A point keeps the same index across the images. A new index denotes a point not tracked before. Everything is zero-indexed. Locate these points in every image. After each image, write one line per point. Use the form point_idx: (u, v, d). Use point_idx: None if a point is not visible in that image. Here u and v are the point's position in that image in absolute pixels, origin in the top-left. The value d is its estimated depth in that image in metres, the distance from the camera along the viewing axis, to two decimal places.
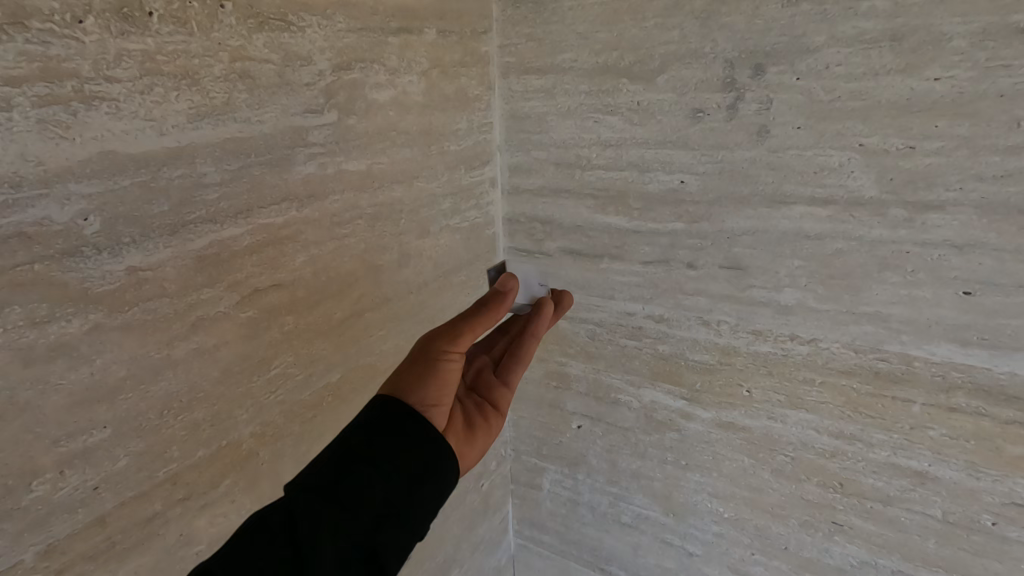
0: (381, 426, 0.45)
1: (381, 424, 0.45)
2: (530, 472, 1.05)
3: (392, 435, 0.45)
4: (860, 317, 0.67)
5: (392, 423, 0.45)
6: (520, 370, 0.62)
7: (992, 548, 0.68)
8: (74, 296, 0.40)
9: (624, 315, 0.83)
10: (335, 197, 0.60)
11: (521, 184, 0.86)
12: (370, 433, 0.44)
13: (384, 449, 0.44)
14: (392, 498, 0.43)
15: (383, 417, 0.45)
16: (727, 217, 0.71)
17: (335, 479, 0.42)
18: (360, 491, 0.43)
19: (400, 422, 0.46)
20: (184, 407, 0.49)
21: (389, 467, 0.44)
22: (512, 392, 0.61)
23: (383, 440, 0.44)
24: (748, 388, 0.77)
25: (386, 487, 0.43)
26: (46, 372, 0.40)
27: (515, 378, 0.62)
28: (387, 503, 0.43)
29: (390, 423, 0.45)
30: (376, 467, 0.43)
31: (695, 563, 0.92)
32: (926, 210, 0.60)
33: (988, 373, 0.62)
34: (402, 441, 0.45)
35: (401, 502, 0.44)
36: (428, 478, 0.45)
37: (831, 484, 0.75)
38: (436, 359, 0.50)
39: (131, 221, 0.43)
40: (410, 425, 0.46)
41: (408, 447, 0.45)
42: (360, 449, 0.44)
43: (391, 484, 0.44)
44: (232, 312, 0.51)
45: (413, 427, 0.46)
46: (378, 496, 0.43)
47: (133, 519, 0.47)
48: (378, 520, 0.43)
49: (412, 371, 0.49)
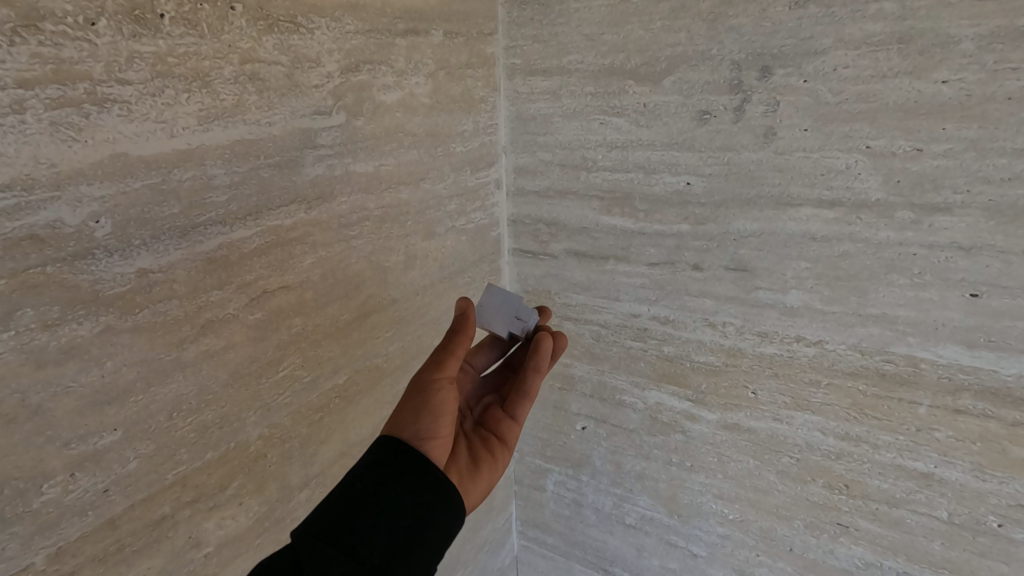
0: (381, 464, 0.45)
1: (381, 461, 0.46)
2: (534, 473, 1.05)
3: (392, 469, 0.45)
4: (866, 319, 0.67)
5: (390, 457, 0.46)
6: (525, 402, 0.61)
7: (998, 550, 0.69)
8: (86, 298, 0.40)
9: (629, 316, 0.83)
10: (343, 198, 0.60)
11: (526, 185, 0.86)
12: (370, 471, 0.45)
13: (385, 484, 0.44)
14: (397, 533, 0.43)
15: (383, 454, 0.46)
16: (733, 219, 0.71)
17: (339, 517, 0.42)
18: (365, 526, 0.42)
19: (398, 456, 0.46)
20: (194, 410, 0.49)
21: (391, 500, 0.44)
22: (518, 426, 0.60)
23: (383, 475, 0.45)
24: (753, 389, 0.77)
25: (391, 521, 0.43)
26: (58, 375, 0.40)
27: (521, 411, 0.61)
28: (393, 538, 0.42)
29: (389, 458, 0.46)
30: (378, 500, 0.43)
31: (700, 564, 0.92)
32: (933, 212, 0.60)
33: (995, 375, 0.62)
34: (402, 474, 0.45)
35: (408, 537, 0.43)
36: (432, 510, 0.45)
37: (837, 485, 0.75)
38: (426, 391, 0.50)
39: (142, 223, 0.43)
40: (408, 457, 0.46)
41: (409, 480, 0.45)
42: (361, 486, 0.44)
43: (396, 517, 0.43)
44: (241, 314, 0.51)
45: (412, 459, 0.46)
46: (384, 531, 0.42)
47: (142, 521, 0.47)
48: (386, 557, 0.42)
49: (406, 406, 0.50)
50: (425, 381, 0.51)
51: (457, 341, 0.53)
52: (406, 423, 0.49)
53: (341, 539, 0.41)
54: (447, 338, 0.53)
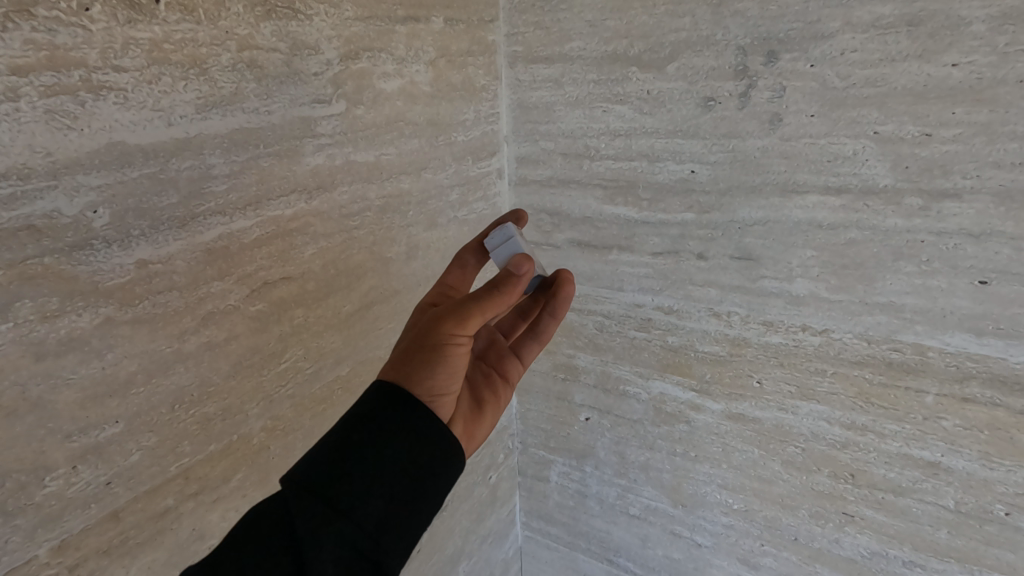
0: (383, 420, 0.42)
1: (382, 417, 0.43)
2: (538, 464, 1.05)
3: (392, 431, 0.42)
4: (873, 307, 0.66)
5: (392, 416, 0.43)
6: (536, 348, 0.64)
7: (1005, 539, 0.68)
8: (85, 289, 0.40)
9: (633, 307, 0.82)
10: (344, 188, 0.60)
11: (528, 175, 0.85)
12: (366, 426, 0.42)
13: (382, 444, 0.41)
14: (391, 497, 0.40)
15: (382, 408, 0.43)
16: (738, 207, 0.70)
17: (330, 474, 0.40)
18: (358, 488, 0.40)
19: (401, 415, 0.43)
20: (195, 402, 0.48)
21: (387, 462, 0.41)
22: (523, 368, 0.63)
23: (380, 434, 0.42)
24: (759, 378, 0.76)
25: (386, 484, 0.41)
26: (57, 367, 0.39)
27: (529, 354, 0.64)
28: (387, 501, 0.40)
29: (388, 415, 0.43)
30: (373, 461, 0.41)
31: (705, 554, 0.92)
32: (941, 198, 0.59)
33: (1003, 363, 0.62)
34: (402, 435, 0.42)
35: (407, 499, 0.41)
36: (430, 474, 0.43)
37: (842, 475, 0.75)
38: (451, 348, 0.46)
39: (141, 214, 0.42)
40: (411, 415, 0.43)
41: (408, 443, 0.42)
42: (357, 443, 0.41)
43: (391, 479, 0.41)
44: (242, 305, 0.51)
45: (414, 420, 0.43)
46: (378, 494, 0.40)
47: (146, 514, 0.47)
48: (380, 521, 0.40)
49: (425, 356, 0.46)
50: (449, 332, 0.46)
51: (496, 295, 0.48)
52: (421, 378, 0.45)
53: (332, 498, 0.39)
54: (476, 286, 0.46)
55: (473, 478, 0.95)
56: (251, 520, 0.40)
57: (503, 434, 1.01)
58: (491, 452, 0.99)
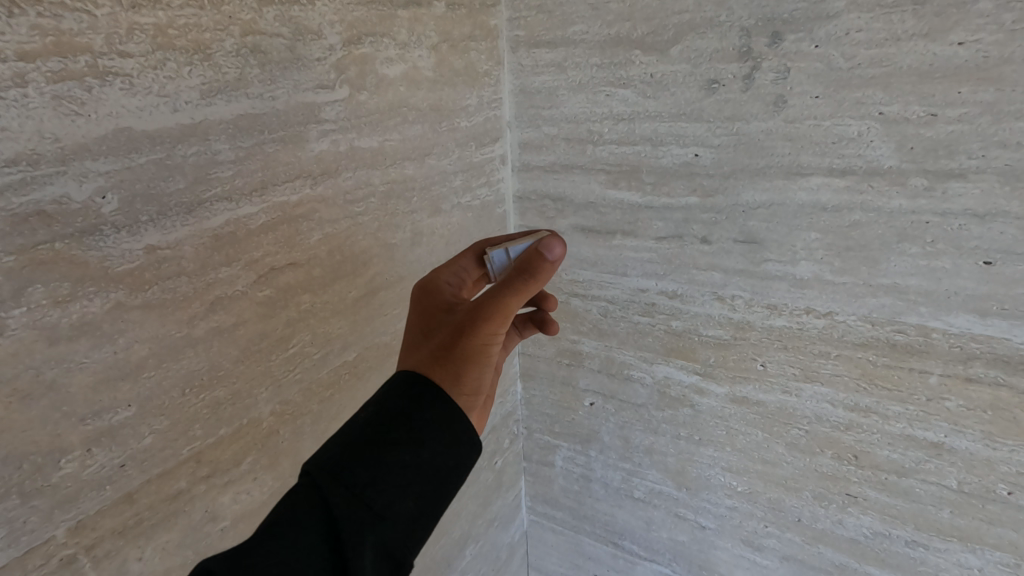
0: (417, 420, 0.42)
1: (417, 417, 0.43)
2: (543, 450, 1.06)
3: (428, 431, 0.42)
4: (877, 289, 0.66)
5: (428, 416, 0.43)
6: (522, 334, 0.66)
7: (1008, 518, 0.68)
8: (95, 275, 0.40)
9: (637, 292, 0.83)
10: (348, 174, 0.60)
11: (531, 161, 0.85)
12: (404, 426, 0.42)
13: (418, 445, 0.42)
14: (425, 497, 0.42)
15: (417, 405, 0.43)
16: (741, 190, 0.70)
17: (370, 473, 0.40)
18: (395, 488, 0.40)
19: (438, 416, 0.43)
20: (206, 386, 0.49)
21: (424, 462, 0.42)
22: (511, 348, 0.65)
23: (418, 432, 0.42)
24: (762, 361, 0.77)
25: (421, 484, 0.41)
26: (70, 351, 0.40)
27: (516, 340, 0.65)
28: (421, 501, 0.41)
29: (424, 414, 0.43)
30: (411, 461, 0.41)
31: (708, 536, 0.93)
32: (947, 178, 0.59)
33: (1007, 343, 0.62)
34: (438, 435, 0.42)
35: (435, 497, 0.42)
36: (459, 473, 0.44)
37: (846, 456, 0.75)
38: (490, 347, 0.47)
39: (148, 199, 0.42)
40: (448, 415, 0.44)
41: (444, 444, 0.43)
42: (393, 442, 0.41)
43: (425, 479, 0.42)
44: (249, 291, 0.51)
45: (450, 419, 0.44)
46: (412, 495, 0.41)
47: (159, 496, 0.47)
48: (412, 520, 0.41)
49: (465, 358, 0.46)
50: (489, 331, 0.47)
51: (528, 283, 0.48)
52: (462, 380, 0.46)
53: (368, 499, 0.40)
54: (517, 277, 0.48)
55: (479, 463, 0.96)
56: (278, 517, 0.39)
57: (508, 419, 1.02)
58: (496, 436, 1.00)
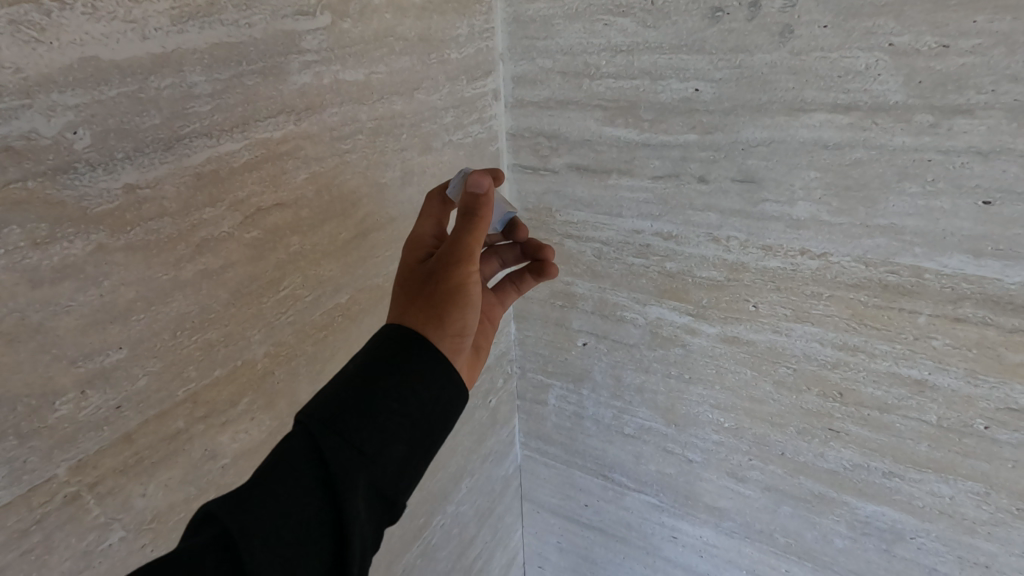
0: (406, 366, 0.44)
1: (406, 364, 0.44)
2: (536, 388, 1.08)
3: (415, 378, 0.43)
4: (874, 230, 0.66)
5: (417, 362, 0.44)
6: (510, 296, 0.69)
7: (983, 450, 0.71)
8: (73, 215, 0.39)
9: (632, 233, 0.82)
10: (333, 109, 0.57)
11: (525, 97, 0.82)
12: (393, 372, 0.43)
13: (408, 389, 0.43)
14: (415, 440, 0.43)
15: (406, 352, 0.44)
16: (742, 127, 0.68)
17: (359, 419, 0.41)
18: (386, 433, 0.41)
19: (426, 360, 0.44)
20: (197, 328, 0.49)
21: (414, 406, 0.43)
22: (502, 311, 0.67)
23: (407, 379, 0.43)
24: (755, 302, 0.77)
25: (411, 428, 0.42)
26: (55, 294, 0.39)
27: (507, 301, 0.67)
28: (411, 446, 0.42)
29: (412, 360, 0.44)
30: (401, 406, 0.42)
31: (695, 469, 0.96)
32: (953, 115, 0.57)
33: (998, 283, 0.62)
34: (426, 381, 0.44)
35: (424, 442, 0.43)
36: (446, 419, 0.45)
37: (831, 393, 0.77)
38: (466, 287, 0.50)
39: (123, 135, 0.40)
40: (435, 359, 0.45)
41: (432, 389, 0.44)
42: (383, 387, 0.42)
43: (415, 424, 0.43)
44: (236, 232, 0.50)
45: (438, 365, 0.45)
46: (402, 440, 0.42)
47: (158, 435, 0.48)
48: (402, 464, 0.42)
49: (445, 301, 0.48)
50: (464, 269, 0.50)
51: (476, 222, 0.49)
52: (446, 322, 0.48)
53: (360, 443, 0.40)
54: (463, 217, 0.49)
55: (474, 401, 0.98)
56: (270, 464, 0.39)
57: (502, 359, 1.04)
58: (491, 376, 1.01)
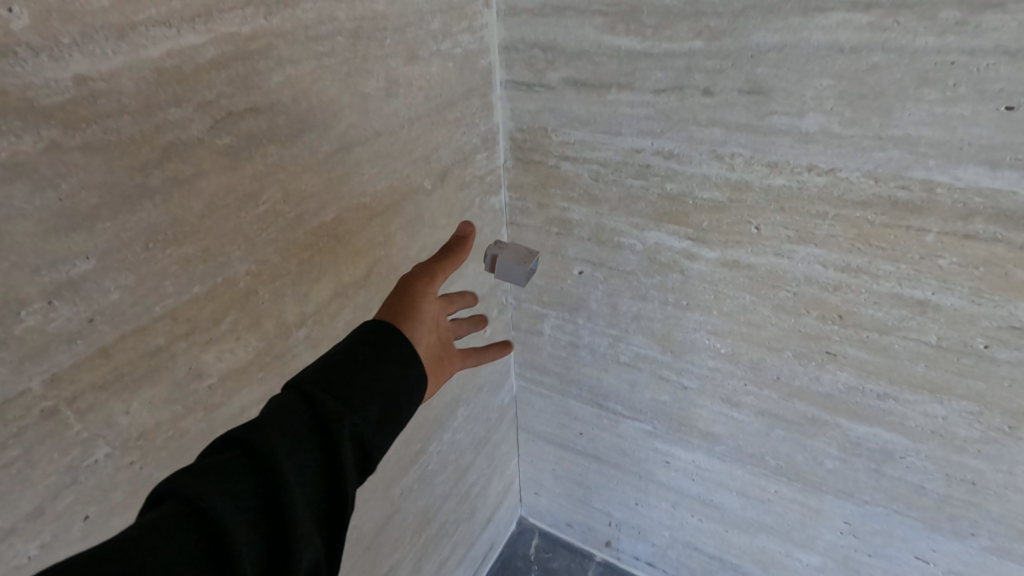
0: (383, 343, 0.46)
1: (382, 341, 0.46)
2: (532, 319, 1.07)
3: (391, 351, 0.46)
4: (886, 142, 0.62)
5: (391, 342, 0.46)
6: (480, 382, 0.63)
7: (980, 369, 0.70)
8: (19, 107, 0.35)
9: (631, 153, 0.78)
10: (307, 4, 0.52)
11: (519, 3, 0.76)
12: (371, 347, 0.45)
13: (387, 358, 0.45)
14: (391, 405, 0.44)
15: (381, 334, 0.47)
16: (752, 31, 0.63)
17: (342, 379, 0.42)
18: (367, 391, 0.42)
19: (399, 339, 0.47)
20: (171, 240, 0.46)
21: (389, 373, 0.44)
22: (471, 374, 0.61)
23: (386, 352, 0.45)
24: (757, 224, 0.75)
25: (389, 392, 0.44)
26: (7, 195, 0.36)
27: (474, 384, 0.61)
28: (387, 414, 0.43)
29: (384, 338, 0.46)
30: (380, 373, 0.44)
31: (690, 395, 0.97)
32: (982, 9, 0.53)
33: (1013, 197, 0.59)
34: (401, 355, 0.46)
35: (398, 413, 0.44)
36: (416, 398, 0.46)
37: (831, 316, 0.76)
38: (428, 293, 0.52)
39: (67, 18, 0.36)
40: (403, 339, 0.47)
41: (406, 363, 0.46)
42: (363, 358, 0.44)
43: (392, 392, 0.44)
44: (206, 138, 0.46)
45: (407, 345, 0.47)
46: (380, 402, 0.43)
47: (138, 352, 0.46)
48: (378, 426, 0.42)
49: (407, 299, 0.52)
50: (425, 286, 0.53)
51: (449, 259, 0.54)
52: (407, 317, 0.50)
53: (345, 399, 0.41)
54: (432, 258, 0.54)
55: (469, 331, 0.96)
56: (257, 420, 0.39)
57: (497, 289, 1.02)
58: (485, 306, 1.00)
